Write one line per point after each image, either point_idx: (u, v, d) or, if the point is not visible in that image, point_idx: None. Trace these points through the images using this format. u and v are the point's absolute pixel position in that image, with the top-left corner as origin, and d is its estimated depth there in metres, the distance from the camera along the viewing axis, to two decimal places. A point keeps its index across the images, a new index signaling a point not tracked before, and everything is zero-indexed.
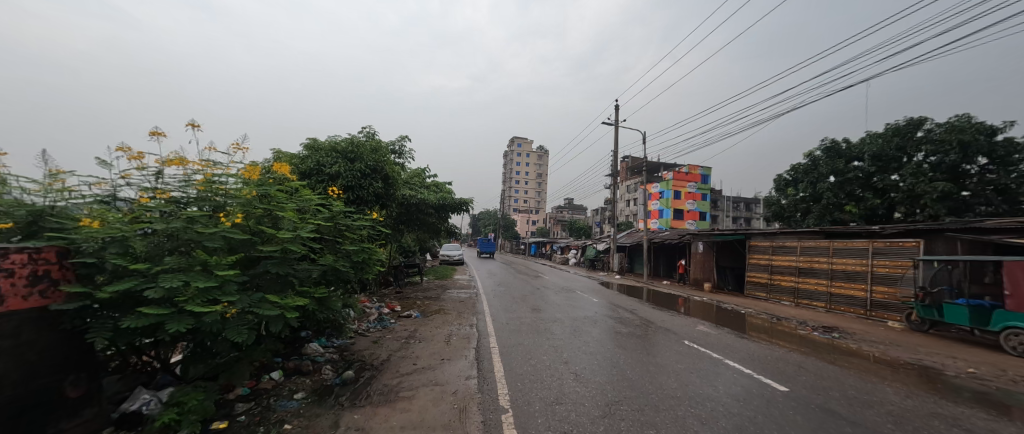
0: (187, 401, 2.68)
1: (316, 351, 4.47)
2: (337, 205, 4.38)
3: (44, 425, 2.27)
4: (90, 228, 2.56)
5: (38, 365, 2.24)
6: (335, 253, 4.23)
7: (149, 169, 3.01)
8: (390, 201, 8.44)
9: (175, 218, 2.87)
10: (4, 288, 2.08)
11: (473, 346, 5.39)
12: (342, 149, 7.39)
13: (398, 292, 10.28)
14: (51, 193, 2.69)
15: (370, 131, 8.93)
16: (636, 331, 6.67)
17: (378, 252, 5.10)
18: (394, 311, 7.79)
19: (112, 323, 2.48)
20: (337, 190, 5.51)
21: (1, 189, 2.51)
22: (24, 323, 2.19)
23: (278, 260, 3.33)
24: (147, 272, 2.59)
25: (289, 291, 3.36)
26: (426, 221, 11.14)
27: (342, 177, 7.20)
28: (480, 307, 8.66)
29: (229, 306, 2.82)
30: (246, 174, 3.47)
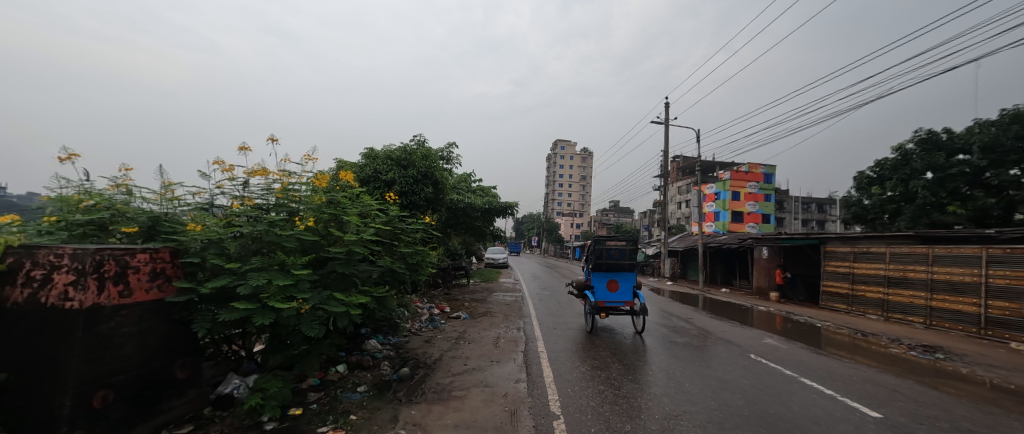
0: (269, 387, 2.98)
1: (374, 347, 4.75)
2: (393, 210, 4.62)
3: (160, 401, 2.63)
4: (194, 231, 2.95)
5: (156, 348, 2.61)
6: (392, 255, 4.48)
7: (238, 179, 3.37)
8: (441, 206, 8.75)
9: (259, 222, 3.20)
10: (132, 281, 2.47)
11: (521, 350, 5.43)
12: (396, 156, 7.80)
13: (446, 294, 10.59)
14: (165, 201, 3.13)
15: (421, 139, 9.66)
16: (694, 342, 6.32)
17: (430, 254, 5.32)
18: (444, 312, 8.05)
19: (211, 314, 2.83)
20: (393, 195, 5.82)
21: (130, 199, 3.00)
22: (146, 312, 2.56)
23: (344, 260, 3.58)
24: (238, 271, 2.91)
25: (353, 290, 3.60)
26: (473, 225, 11.41)
27: (397, 183, 7.60)
28: (528, 310, 8.68)
29: (303, 303, 3.08)
30: (316, 182, 3.77)
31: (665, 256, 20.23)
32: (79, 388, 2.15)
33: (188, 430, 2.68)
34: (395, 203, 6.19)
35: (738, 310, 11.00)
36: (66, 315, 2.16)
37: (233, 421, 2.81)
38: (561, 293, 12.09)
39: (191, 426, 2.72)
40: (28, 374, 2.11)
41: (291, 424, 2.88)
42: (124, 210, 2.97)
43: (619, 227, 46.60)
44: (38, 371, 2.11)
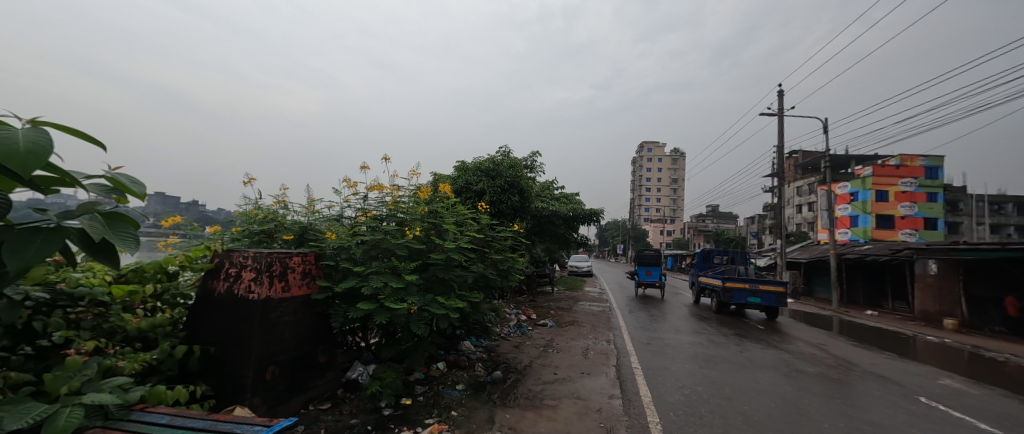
0: (386, 377, 3.35)
1: (469, 348, 5.02)
2: (485, 218, 4.87)
3: (310, 380, 3.14)
4: (330, 239, 3.49)
5: (307, 335, 3.14)
6: (485, 262, 4.71)
7: (360, 193, 3.89)
8: (528, 214, 8.92)
9: (377, 231, 3.65)
10: (290, 279, 3.01)
11: (613, 364, 5.22)
12: (486, 168, 8.17)
13: (532, 301, 10.70)
14: (309, 213, 3.76)
15: (506, 150, 10.00)
16: (830, 373, 5.38)
17: (520, 262, 5.46)
18: (531, 318, 8.15)
19: (343, 309, 3.30)
20: (485, 205, 6.11)
21: (286, 213, 3.67)
22: (300, 305, 3.09)
23: (444, 266, 3.87)
24: (362, 274, 3.35)
25: (451, 294, 3.87)
26: (558, 232, 11.39)
27: (487, 193, 7.98)
28: (617, 322, 8.32)
29: (411, 304, 3.41)
30: (419, 194, 4.16)
31: (781, 268, 17.68)
32: (257, 363, 2.70)
33: (327, 407, 3.13)
34: (487, 212, 6.50)
35: (893, 338, 9.08)
36: (249, 304, 2.74)
37: (358, 404, 3.22)
38: (655, 306, 11.34)
39: (328, 404, 3.18)
40: (225, 349, 2.71)
41: (403, 412, 3.19)
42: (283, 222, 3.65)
43: (722, 234, 42.10)
44: (231, 348, 2.70)
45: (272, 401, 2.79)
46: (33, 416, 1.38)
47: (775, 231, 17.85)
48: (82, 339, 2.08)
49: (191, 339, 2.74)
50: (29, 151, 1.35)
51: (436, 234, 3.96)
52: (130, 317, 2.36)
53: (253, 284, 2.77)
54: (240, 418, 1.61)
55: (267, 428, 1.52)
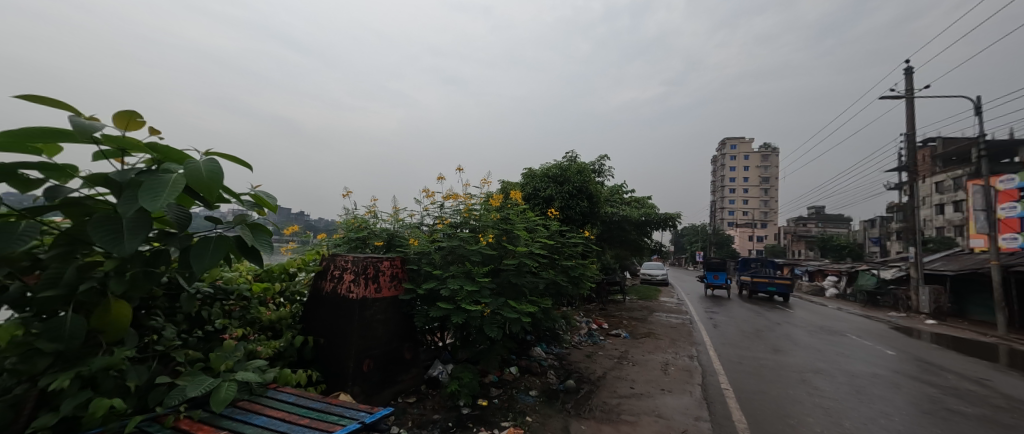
0: (463, 377, 3.51)
1: (540, 355, 5.04)
2: (554, 224, 4.86)
3: (398, 374, 3.40)
4: (413, 245, 3.77)
5: (396, 332, 3.40)
6: (555, 268, 4.71)
7: (437, 202, 4.14)
8: (597, 220, 8.73)
9: (453, 238, 3.85)
10: (382, 281, 3.30)
11: (696, 382, 4.86)
12: (553, 174, 8.18)
13: (603, 310, 10.39)
14: (395, 221, 4.10)
15: (574, 155, 9.90)
16: (997, 417, 4.39)
17: (591, 269, 5.36)
18: (602, 328, 7.93)
19: (425, 310, 3.53)
20: (554, 211, 6.11)
21: (377, 222, 4.06)
22: (390, 304, 3.37)
23: (515, 271, 3.94)
24: (441, 277, 3.55)
25: (523, 300, 3.94)
26: (629, 238, 10.95)
27: (556, 200, 7.96)
28: (700, 337, 7.74)
29: (485, 307, 3.53)
30: (490, 201, 4.29)
31: (919, 283, 14.94)
32: (355, 355, 2.99)
33: (413, 401, 3.36)
34: (557, 217, 6.51)
35: None
36: (349, 302, 3.07)
37: (439, 401, 3.40)
38: (743, 320, 10.32)
39: (413, 398, 3.40)
40: (331, 341, 3.06)
41: (480, 412, 3.32)
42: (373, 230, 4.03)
43: (827, 240, 36.93)
44: (336, 340, 3.04)
45: (368, 391, 3.07)
46: (204, 386, 1.74)
47: (909, 237, 15.19)
48: (233, 326, 2.51)
49: (305, 331, 3.14)
50: (215, 181, 1.73)
51: (507, 239, 4.06)
52: (263, 311, 2.81)
53: (352, 285, 3.11)
54: (347, 403, 1.83)
55: (369, 415, 1.72)
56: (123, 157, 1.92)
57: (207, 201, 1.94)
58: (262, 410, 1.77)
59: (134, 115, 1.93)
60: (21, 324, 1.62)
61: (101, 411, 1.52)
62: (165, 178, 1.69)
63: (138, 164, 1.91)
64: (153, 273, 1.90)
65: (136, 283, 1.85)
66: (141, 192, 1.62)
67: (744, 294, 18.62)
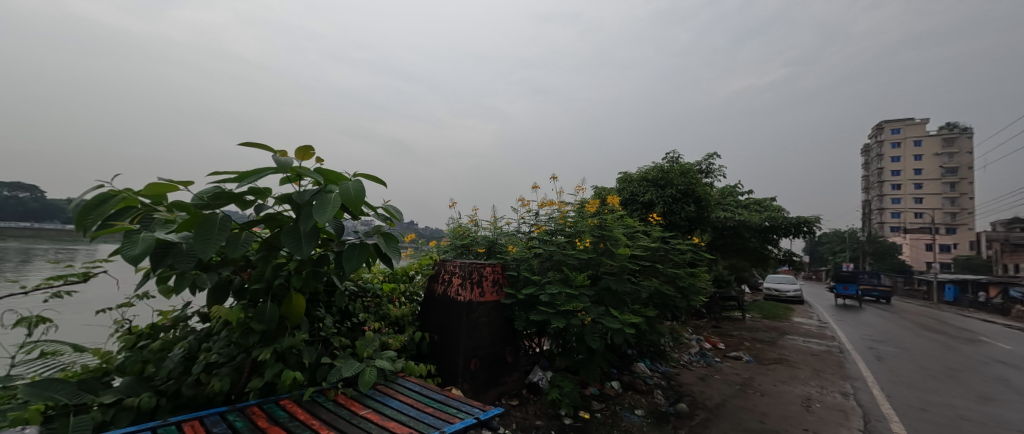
0: (563, 386, 3.53)
1: (644, 371, 4.77)
2: (656, 230, 4.60)
3: (501, 377, 3.52)
4: (512, 252, 3.91)
5: (498, 334, 3.55)
6: (660, 277, 4.43)
7: (532, 210, 4.23)
8: (707, 225, 7.98)
9: (550, 244, 3.89)
10: (485, 285, 3.49)
11: (853, 426, 4.04)
12: (653, 177, 7.77)
13: (716, 327, 9.42)
14: (494, 229, 4.30)
15: (676, 156, 9.25)
16: None
17: (703, 281, 4.89)
18: (717, 348, 7.19)
19: (525, 314, 3.60)
20: (656, 216, 5.77)
21: (478, 230, 4.32)
22: (494, 307, 3.53)
23: (616, 279, 3.82)
24: (539, 283, 3.61)
25: (625, 309, 3.79)
26: (747, 246, 9.77)
27: (656, 204, 7.43)
28: (856, 370, 6.40)
29: (586, 315, 3.50)
30: (585, 207, 4.24)
31: None
32: (463, 354, 3.20)
33: (515, 404, 3.44)
34: (662, 222, 6.06)
35: None
36: (458, 303, 3.31)
37: (541, 407, 3.44)
38: (912, 351, 8.37)
39: (516, 401, 3.49)
40: (443, 339, 3.33)
41: (582, 425, 3.28)
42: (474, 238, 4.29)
43: None
44: (448, 339, 3.30)
45: (476, 389, 3.25)
46: (354, 368, 2.12)
47: None
48: (370, 320, 2.89)
49: (422, 328, 3.47)
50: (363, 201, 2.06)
51: (605, 245, 3.96)
52: (391, 308, 3.20)
53: (460, 288, 3.36)
54: (462, 398, 2.03)
55: (482, 412, 1.84)
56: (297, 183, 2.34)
57: (354, 214, 2.32)
58: (395, 395, 2.12)
59: (306, 149, 2.31)
60: (242, 308, 2.16)
61: (289, 381, 1.99)
62: (328, 199, 2.05)
63: (310, 184, 2.30)
64: (319, 273, 2.30)
65: (309, 279, 2.27)
66: (313, 211, 2.01)
67: (918, 320, 14.92)
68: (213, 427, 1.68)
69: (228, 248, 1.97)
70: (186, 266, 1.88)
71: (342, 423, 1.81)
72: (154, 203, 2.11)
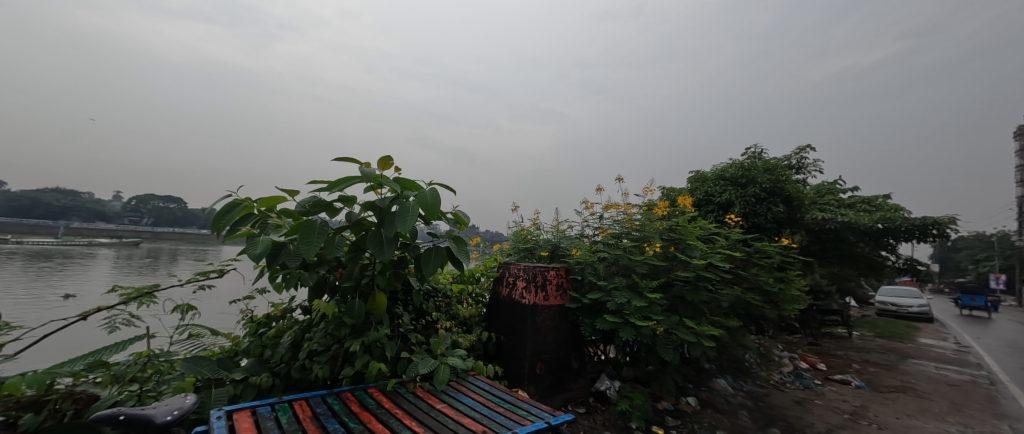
0: (634, 397, 3.39)
1: (726, 389, 4.38)
2: (736, 233, 4.24)
3: (567, 382, 3.48)
4: (576, 255, 3.86)
5: (563, 339, 3.52)
6: (742, 285, 4.05)
7: (596, 213, 4.15)
8: (799, 227, 7.09)
9: (616, 248, 3.78)
10: (549, 290, 3.47)
11: None
12: (731, 175, 7.11)
13: (813, 344, 8.38)
14: (557, 232, 4.29)
15: (756, 152, 8.40)
16: None
17: (798, 291, 4.36)
18: (816, 369, 6.37)
19: (590, 321, 3.56)
20: (737, 217, 5.31)
21: (542, 233, 4.33)
22: (558, 311, 3.51)
23: (691, 287, 3.58)
24: (605, 289, 3.51)
25: (702, 320, 3.55)
26: (850, 252, 8.52)
27: (735, 204, 6.77)
28: (1015, 409, 5.23)
29: (658, 325, 3.34)
30: (655, 210, 4.05)
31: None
32: (529, 358, 3.22)
33: (582, 411, 3.38)
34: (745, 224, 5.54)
35: None
36: (523, 306, 3.35)
37: (609, 418, 3.33)
38: None
39: (583, 409, 3.42)
40: (509, 340, 3.38)
41: None
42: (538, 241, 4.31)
43: None
44: (513, 340, 3.34)
45: (542, 393, 3.25)
46: (430, 365, 2.26)
47: None
48: (442, 319, 3.03)
49: (488, 329, 3.56)
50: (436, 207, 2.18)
51: (678, 249, 3.73)
52: (460, 309, 3.32)
53: (524, 291, 3.39)
54: (531, 401, 2.07)
55: (552, 416, 1.85)
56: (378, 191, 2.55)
57: (427, 219, 2.46)
58: (467, 393, 2.22)
59: (386, 159, 2.50)
60: (335, 304, 2.40)
61: (374, 371, 2.19)
62: (406, 204, 2.21)
63: (390, 192, 2.47)
64: (399, 273, 2.48)
65: (390, 279, 2.45)
66: (393, 215, 2.18)
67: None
68: (316, 407, 1.93)
69: (324, 250, 2.20)
70: (293, 264, 2.16)
71: (421, 414, 1.94)
72: (267, 210, 2.40)
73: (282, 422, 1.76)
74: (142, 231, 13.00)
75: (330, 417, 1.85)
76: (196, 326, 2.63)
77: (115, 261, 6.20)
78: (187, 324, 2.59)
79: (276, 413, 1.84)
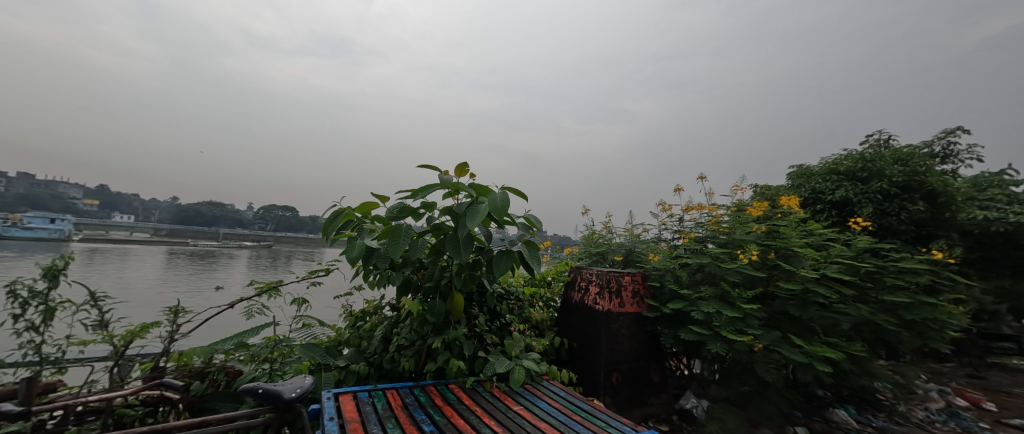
0: (726, 420, 3.08)
1: (849, 424, 3.72)
2: (859, 238, 3.61)
3: (647, 396, 3.31)
4: (654, 261, 3.67)
5: (641, 348, 3.37)
6: (870, 302, 3.39)
7: (676, 215, 3.92)
8: (955, 232, 5.08)
9: (702, 254, 3.49)
10: (625, 296, 3.34)
11: None
12: (846, 168, 5.47)
13: (973, 377, 6.75)
14: (632, 236, 4.13)
15: (882, 141, 6.85)
16: None
17: (956, 313, 3.51)
18: (979, 408, 5.12)
19: (672, 331, 3.33)
20: (859, 219, 4.51)
21: (615, 238, 4.20)
22: (635, 319, 3.37)
23: (799, 301, 3.11)
24: (689, 297, 3.28)
25: (813, 339, 3.09)
26: None
27: (857, 205, 5.06)
28: None
29: (756, 341, 3.01)
30: (751, 212, 3.65)
31: None
32: (604, 366, 3.15)
33: (665, 429, 3.18)
34: (870, 228, 4.73)
35: None
36: (597, 313, 3.29)
37: None
38: None
39: (666, 427, 3.22)
40: (583, 347, 3.34)
41: None
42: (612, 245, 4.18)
43: None
44: (587, 348, 3.29)
45: (619, 404, 3.14)
46: (506, 366, 2.32)
47: None
48: (516, 321, 3.09)
49: (561, 334, 3.57)
50: (506, 208, 2.26)
51: (780, 257, 3.30)
52: (533, 312, 3.36)
53: (597, 297, 3.33)
54: (608, 413, 2.01)
55: (632, 431, 1.78)
56: (456, 197, 2.71)
57: (500, 222, 2.55)
58: (544, 398, 2.23)
59: (462, 167, 2.64)
60: (419, 303, 2.58)
61: (455, 369, 2.32)
62: (479, 208, 2.32)
63: (466, 197, 2.61)
64: (475, 275, 2.59)
65: (466, 281, 2.56)
66: (466, 219, 2.31)
67: None
68: (405, 397, 2.09)
69: (410, 252, 2.40)
70: (384, 264, 2.40)
71: (500, 414, 2.00)
72: (363, 216, 2.69)
73: (378, 407, 1.96)
74: (269, 235, 15.31)
75: (417, 408, 2.00)
76: (308, 317, 3.04)
77: (248, 260, 7.41)
78: (302, 315, 3.00)
79: (373, 399, 2.04)
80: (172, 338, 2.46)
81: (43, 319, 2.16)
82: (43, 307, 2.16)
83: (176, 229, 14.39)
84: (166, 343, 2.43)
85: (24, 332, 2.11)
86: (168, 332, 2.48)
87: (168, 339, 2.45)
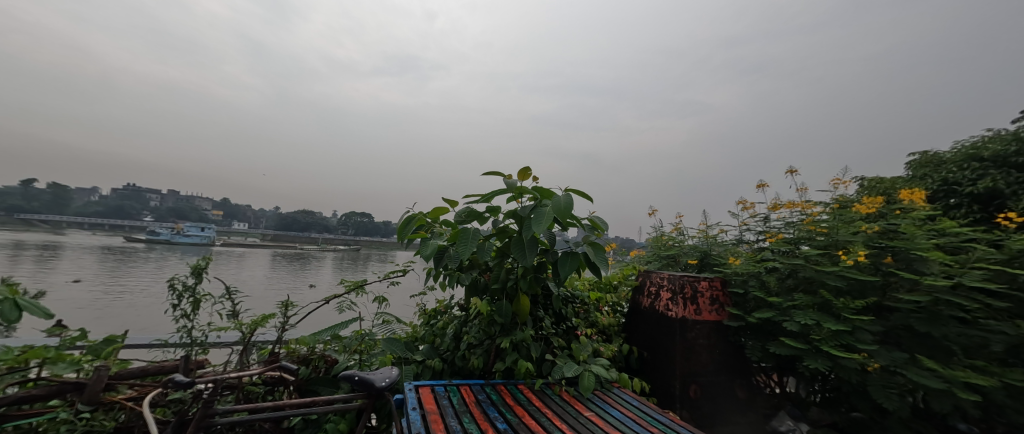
0: None
1: None
2: (1012, 237, 2.93)
3: (734, 413, 3.02)
4: (735, 265, 3.35)
5: (724, 360, 3.10)
6: None
7: (761, 215, 3.55)
8: None
9: (796, 257, 3.12)
10: (701, 303, 3.12)
11: None
12: (992, 153, 4.47)
13: None
14: (706, 239, 3.83)
15: None
16: None
17: None
18: None
19: (760, 344, 3.02)
20: (1014, 215, 3.63)
21: (688, 240, 3.93)
22: (714, 328, 3.11)
23: (928, 315, 2.61)
24: (780, 305, 2.95)
25: (952, 362, 2.55)
26: None
27: (1010, 198, 4.09)
28: None
29: (870, 359, 2.59)
30: (859, 208, 3.16)
31: None
32: (681, 377, 2.97)
33: None
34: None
35: None
36: (670, 320, 3.12)
37: None
38: None
39: None
40: (654, 356, 3.18)
41: None
42: (684, 248, 3.92)
43: None
44: (660, 356, 3.13)
45: (700, 420, 2.93)
46: (575, 370, 2.29)
47: None
48: (583, 325, 3.04)
49: (629, 341, 3.44)
50: (569, 210, 2.25)
51: (898, 260, 2.81)
52: (600, 317, 3.28)
53: (670, 303, 3.16)
54: (688, 426, 1.88)
55: None
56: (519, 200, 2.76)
57: (564, 224, 2.53)
58: (616, 406, 2.16)
59: (525, 171, 2.69)
60: (487, 304, 2.67)
61: (523, 370, 2.35)
62: (542, 210, 2.34)
63: (529, 200, 2.64)
64: (540, 277, 2.60)
65: (532, 283, 2.58)
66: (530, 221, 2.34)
67: None
68: (478, 394, 2.17)
69: (477, 254, 2.50)
70: (453, 265, 2.53)
71: (571, 418, 1.98)
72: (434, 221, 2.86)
73: (453, 402, 2.06)
74: (354, 240, 16.91)
75: (490, 406, 2.06)
76: (387, 314, 3.29)
77: (337, 262, 8.25)
78: (382, 312, 3.25)
79: (449, 394, 2.15)
80: (283, 328, 2.86)
81: (193, 308, 2.64)
82: (193, 298, 2.63)
83: (280, 235, 16.56)
84: (278, 333, 2.82)
85: (180, 318, 2.61)
86: (280, 323, 2.88)
87: (280, 329, 2.84)
